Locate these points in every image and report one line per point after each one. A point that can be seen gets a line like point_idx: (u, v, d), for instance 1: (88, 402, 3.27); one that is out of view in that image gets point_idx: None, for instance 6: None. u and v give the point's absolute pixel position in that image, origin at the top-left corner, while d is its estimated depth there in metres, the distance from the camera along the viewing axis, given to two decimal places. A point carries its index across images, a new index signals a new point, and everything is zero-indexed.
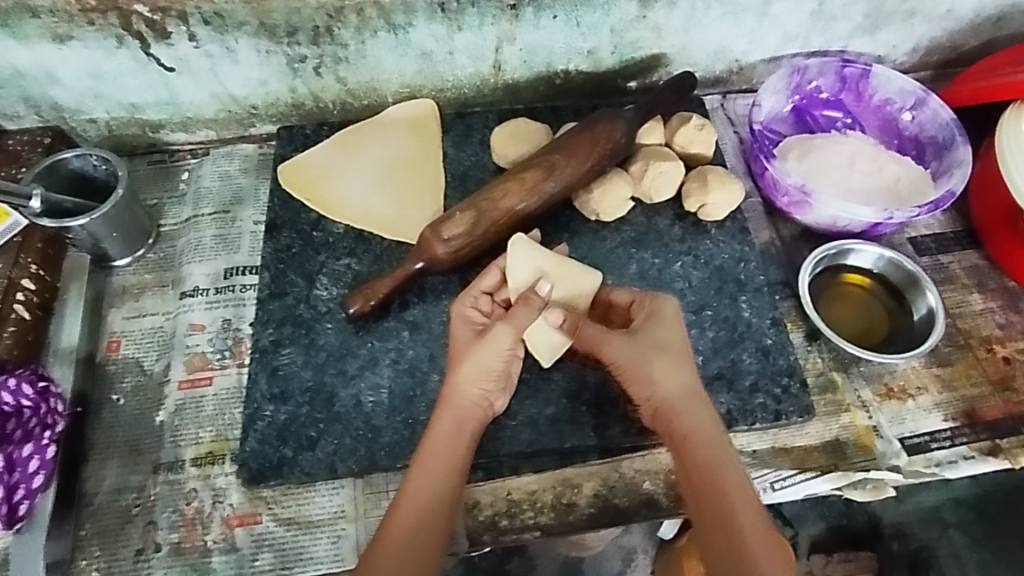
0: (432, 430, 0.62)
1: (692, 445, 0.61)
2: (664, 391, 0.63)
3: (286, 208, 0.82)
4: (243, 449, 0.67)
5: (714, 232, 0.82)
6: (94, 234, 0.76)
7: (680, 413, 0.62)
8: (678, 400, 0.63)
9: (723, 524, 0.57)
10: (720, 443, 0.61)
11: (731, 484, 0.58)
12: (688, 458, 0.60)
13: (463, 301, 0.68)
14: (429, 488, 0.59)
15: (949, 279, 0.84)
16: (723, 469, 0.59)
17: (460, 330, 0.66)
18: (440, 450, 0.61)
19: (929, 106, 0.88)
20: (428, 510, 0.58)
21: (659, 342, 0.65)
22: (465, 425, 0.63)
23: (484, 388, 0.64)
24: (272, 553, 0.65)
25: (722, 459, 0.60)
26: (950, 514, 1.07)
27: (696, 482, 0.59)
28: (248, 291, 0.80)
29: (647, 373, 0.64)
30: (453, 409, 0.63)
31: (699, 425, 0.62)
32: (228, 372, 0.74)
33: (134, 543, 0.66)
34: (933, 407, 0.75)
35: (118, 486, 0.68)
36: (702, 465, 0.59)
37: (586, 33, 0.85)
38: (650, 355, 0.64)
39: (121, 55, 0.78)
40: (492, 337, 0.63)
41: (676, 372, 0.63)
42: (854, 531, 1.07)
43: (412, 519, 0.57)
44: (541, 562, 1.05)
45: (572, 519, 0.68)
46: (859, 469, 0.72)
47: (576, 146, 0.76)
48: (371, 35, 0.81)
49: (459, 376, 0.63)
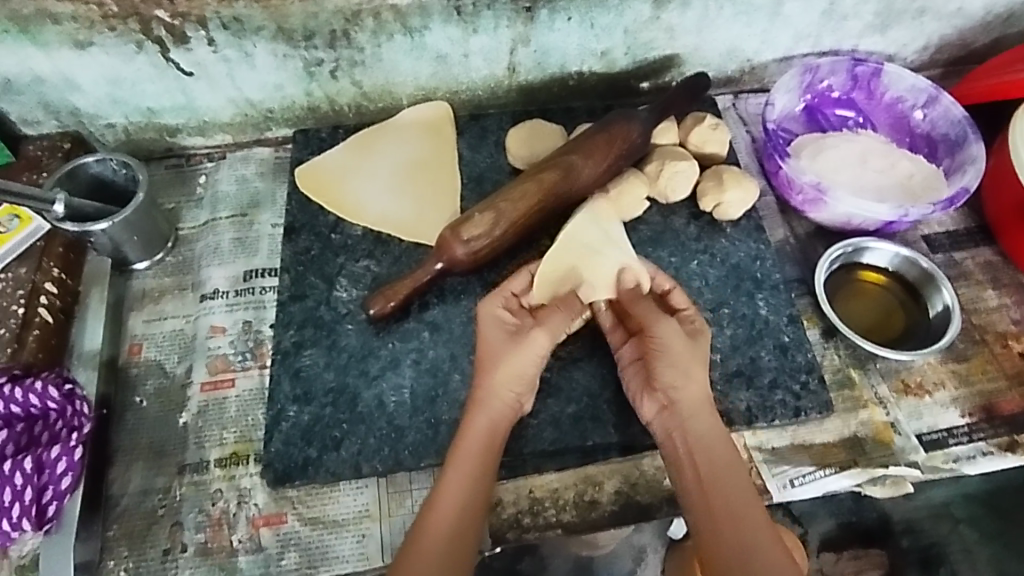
0: (466, 434, 0.62)
1: (710, 445, 0.62)
2: (688, 393, 0.63)
3: (304, 211, 0.82)
4: (268, 451, 0.68)
5: (730, 231, 0.82)
6: (114, 238, 0.76)
7: (696, 414, 0.63)
8: (695, 402, 0.63)
9: (735, 524, 0.58)
10: (729, 445, 0.62)
11: (743, 485, 0.60)
12: (705, 458, 0.61)
13: (492, 301, 0.67)
14: (463, 491, 0.59)
15: (963, 275, 0.85)
16: (732, 470, 0.61)
17: (491, 331, 0.66)
18: (474, 453, 0.61)
19: (940, 104, 0.89)
20: (463, 513, 0.59)
21: (700, 351, 0.66)
22: (499, 427, 0.63)
23: (516, 390, 0.65)
24: (298, 552, 0.66)
25: (735, 462, 0.61)
26: (959, 510, 1.08)
27: (709, 483, 0.60)
28: (268, 293, 0.80)
29: (682, 371, 0.64)
30: (486, 411, 0.63)
31: (715, 428, 0.63)
32: (250, 374, 0.75)
33: (161, 544, 0.66)
34: (950, 403, 0.76)
35: (144, 488, 0.69)
36: (717, 466, 0.61)
37: (600, 34, 0.85)
38: (688, 355, 0.64)
39: (140, 60, 0.79)
40: (530, 341, 0.65)
41: (701, 376, 0.64)
42: (864, 528, 1.08)
43: (447, 520, 0.58)
44: (552, 562, 1.03)
45: (594, 516, 0.69)
46: (879, 465, 0.72)
47: (594, 147, 0.77)
48: (387, 38, 0.81)
49: (492, 380, 0.64)
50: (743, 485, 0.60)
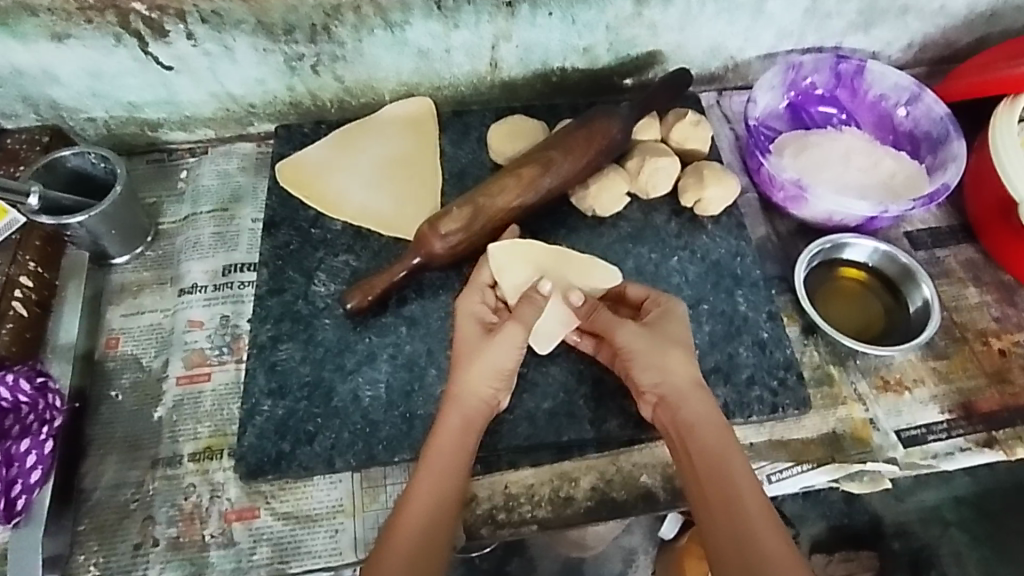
0: (440, 430, 0.62)
1: (699, 430, 0.62)
2: (670, 381, 0.64)
3: (285, 206, 0.82)
4: (241, 444, 0.68)
5: (710, 228, 0.82)
6: (92, 232, 0.76)
7: (685, 400, 0.63)
8: (684, 387, 0.64)
9: (727, 509, 0.58)
10: (722, 429, 0.62)
11: (735, 469, 0.60)
12: (695, 446, 0.61)
13: (469, 296, 0.68)
14: (437, 487, 0.59)
15: (944, 273, 0.85)
16: (727, 453, 0.60)
17: (468, 326, 0.66)
18: (448, 448, 0.61)
19: (923, 102, 0.89)
20: (436, 510, 0.59)
21: (671, 336, 0.66)
22: (474, 423, 0.63)
23: (492, 387, 0.64)
24: (270, 546, 0.66)
25: (727, 446, 0.61)
26: (950, 513, 1.08)
27: (701, 469, 0.60)
28: (247, 287, 0.80)
29: (659, 362, 0.65)
30: (460, 407, 0.63)
31: (703, 412, 0.63)
32: (227, 368, 0.75)
33: (133, 538, 0.66)
34: (930, 400, 0.76)
35: (117, 482, 0.69)
36: (706, 451, 0.61)
37: (582, 30, 0.85)
38: (659, 346, 0.65)
39: (119, 53, 0.79)
40: (504, 335, 0.64)
41: (681, 362, 0.65)
42: (855, 531, 1.08)
43: (421, 519, 0.58)
44: (541, 563, 1.07)
45: (569, 512, 0.68)
46: (856, 461, 0.72)
47: (573, 142, 0.77)
48: (368, 33, 0.81)
49: (468, 375, 0.63)
50: (738, 470, 0.60)
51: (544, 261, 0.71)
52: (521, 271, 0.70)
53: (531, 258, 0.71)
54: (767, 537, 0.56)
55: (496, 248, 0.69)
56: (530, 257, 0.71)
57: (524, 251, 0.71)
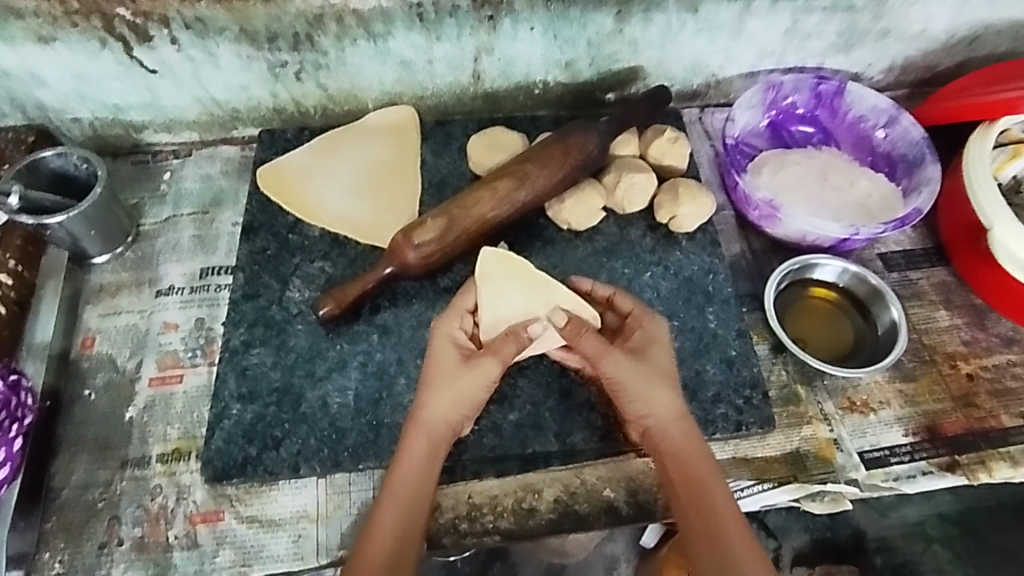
0: (407, 454, 0.63)
1: (684, 463, 0.63)
2: (655, 415, 0.65)
3: (264, 211, 0.83)
4: (208, 448, 0.68)
5: (685, 244, 0.83)
6: (71, 232, 0.77)
7: (669, 432, 0.65)
8: (669, 420, 0.65)
9: (712, 542, 0.60)
10: (706, 460, 0.64)
11: (718, 502, 0.62)
12: (679, 476, 0.63)
13: (450, 320, 0.68)
14: (405, 512, 0.61)
15: (916, 294, 0.85)
16: (710, 486, 0.62)
17: (444, 350, 0.66)
18: (415, 475, 0.62)
19: (901, 124, 0.90)
20: (403, 539, 0.60)
21: (657, 365, 0.67)
22: (439, 447, 0.64)
23: (461, 415, 0.65)
24: (232, 550, 0.66)
25: (710, 476, 0.63)
26: (933, 530, 1.08)
27: (687, 499, 0.62)
28: (223, 291, 0.81)
29: (642, 397, 0.65)
30: (427, 432, 0.63)
31: (686, 444, 0.64)
32: (199, 371, 0.75)
33: (97, 537, 0.67)
34: (894, 422, 0.76)
35: (86, 481, 0.69)
36: (692, 485, 0.62)
37: (564, 45, 0.86)
38: (643, 381, 0.65)
39: (104, 57, 0.80)
40: (480, 369, 0.65)
41: (667, 394, 0.65)
42: (838, 544, 1.06)
43: (388, 550, 0.59)
44: (523, 568, 1.04)
45: (531, 523, 0.69)
46: (818, 481, 0.72)
47: (548, 156, 0.78)
48: (351, 43, 0.82)
49: (438, 402, 0.64)
50: (721, 501, 0.62)
51: (532, 280, 0.71)
52: (507, 295, 0.69)
53: (519, 281, 0.70)
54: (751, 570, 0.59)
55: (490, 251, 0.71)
56: (519, 277, 0.70)
57: (514, 270, 0.71)
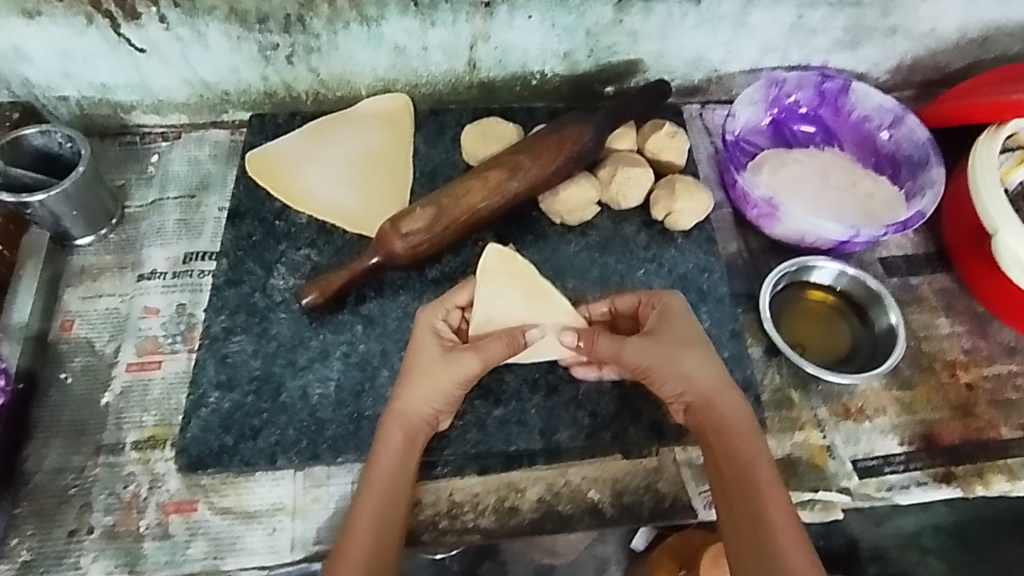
0: (382, 447, 0.61)
1: (728, 435, 0.61)
2: (696, 387, 0.63)
3: (251, 196, 0.81)
4: (184, 436, 0.67)
5: (680, 241, 0.81)
6: (53, 212, 0.75)
7: (712, 403, 0.62)
8: (711, 390, 0.63)
9: (755, 522, 0.57)
10: (751, 433, 0.61)
11: (763, 479, 0.59)
12: (722, 446, 0.61)
13: (433, 311, 0.66)
14: (382, 505, 0.59)
15: (917, 300, 0.83)
16: (753, 459, 0.60)
17: (425, 342, 0.64)
18: (392, 467, 0.60)
19: (906, 125, 0.87)
20: (382, 532, 0.58)
21: (687, 337, 0.64)
22: (416, 440, 0.62)
23: (435, 407, 0.63)
24: (206, 541, 0.65)
25: (754, 449, 0.60)
26: (928, 541, 1.06)
27: (728, 471, 0.60)
28: (206, 276, 0.79)
29: (677, 370, 0.63)
30: (402, 424, 0.62)
31: (734, 416, 0.62)
32: (178, 357, 0.74)
33: (68, 524, 0.65)
34: (890, 429, 0.74)
35: (59, 466, 0.68)
36: (734, 456, 0.60)
37: (562, 34, 0.84)
38: (675, 352, 0.63)
39: (90, 34, 0.78)
40: (461, 363, 0.63)
41: (706, 364, 0.63)
42: (831, 553, 1.04)
43: (368, 543, 0.57)
44: (513, 567, 1.01)
45: (513, 523, 0.67)
46: (809, 488, 0.71)
47: (542, 147, 0.76)
48: (343, 26, 0.80)
49: (414, 393, 0.62)
50: (765, 475, 0.59)
51: (533, 285, 0.69)
52: (504, 295, 0.68)
53: (519, 285, 0.69)
54: (797, 560, 0.55)
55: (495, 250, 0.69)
56: (520, 282, 0.69)
57: (516, 272, 0.70)
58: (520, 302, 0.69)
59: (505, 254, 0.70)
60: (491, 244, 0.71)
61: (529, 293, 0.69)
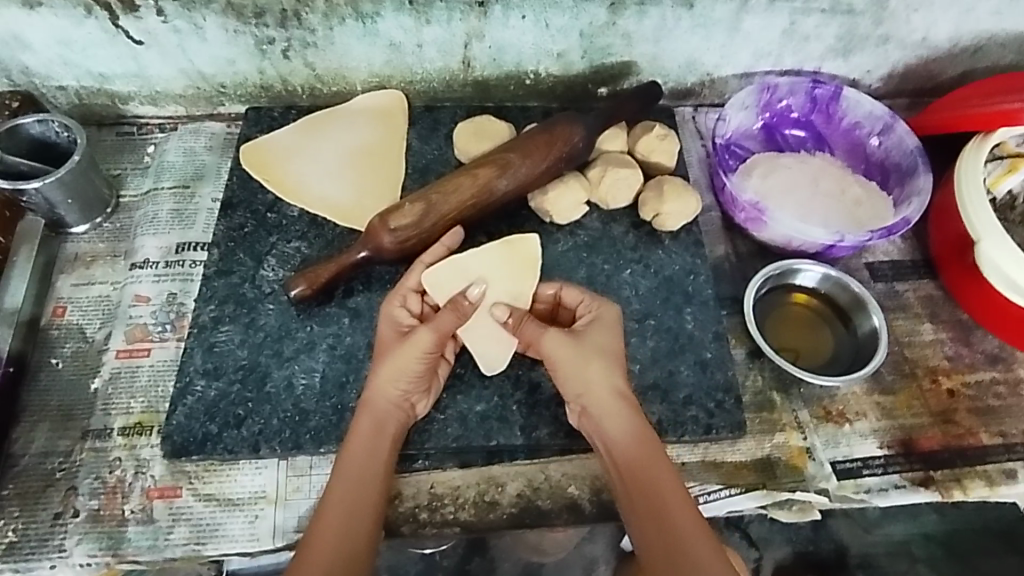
0: (354, 436, 0.63)
1: (624, 444, 0.63)
2: (594, 394, 0.64)
3: (244, 188, 0.82)
4: (169, 423, 0.68)
5: (668, 243, 0.82)
6: (48, 199, 0.76)
7: (608, 414, 0.64)
8: (608, 400, 0.64)
9: (661, 527, 0.59)
10: (647, 440, 0.63)
11: (662, 484, 0.61)
12: (619, 458, 0.63)
13: (392, 301, 0.68)
14: (353, 496, 0.60)
15: (902, 307, 0.84)
16: (652, 465, 0.62)
17: (386, 331, 0.67)
18: (361, 454, 0.62)
19: (896, 132, 0.88)
20: (350, 518, 0.59)
21: (597, 343, 0.66)
22: (386, 426, 0.64)
23: (403, 390, 0.65)
24: (188, 527, 0.66)
25: (653, 456, 0.62)
26: (918, 549, 0.99)
27: (628, 480, 0.62)
28: (197, 266, 0.80)
29: (579, 376, 0.65)
30: (372, 411, 0.64)
31: (627, 425, 0.64)
32: (167, 345, 0.75)
33: (53, 507, 0.66)
34: (869, 434, 0.75)
35: (46, 450, 0.69)
36: (636, 468, 0.62)
37: (555, 35, 0.85)
38: (585, 356, 0.65)
39: (89, 24, 0.79)
40: (416, 339, 0.64)
41: (608, 373, 0.65)
42: (820, 558, 0.99)
43: (336, 531, 0.58)
44: (501, 565, 0.95)
45: (492, 516, 0.68)
46: (786, 489, 0.71)
47: (532, 147, 0.76)
48: (339, 22, 0.81)
49: (380, 378, 0.64)
50: (664, 481, 0.61)
51: (518, 270, 0.72)
52: (479, 261, 0.71)
53: (509, 267, 0.71)
54: (703, 555, 0.58)
55: (535, 237, 0.73)
56: (512, 267, 0.71)
57: (515, 258, 0.72)
58: (485, 273, 0.71)
59: (516, 239, 0.73)
60: (531, 237, 0.73)
61: (495, 269, 0.71)
